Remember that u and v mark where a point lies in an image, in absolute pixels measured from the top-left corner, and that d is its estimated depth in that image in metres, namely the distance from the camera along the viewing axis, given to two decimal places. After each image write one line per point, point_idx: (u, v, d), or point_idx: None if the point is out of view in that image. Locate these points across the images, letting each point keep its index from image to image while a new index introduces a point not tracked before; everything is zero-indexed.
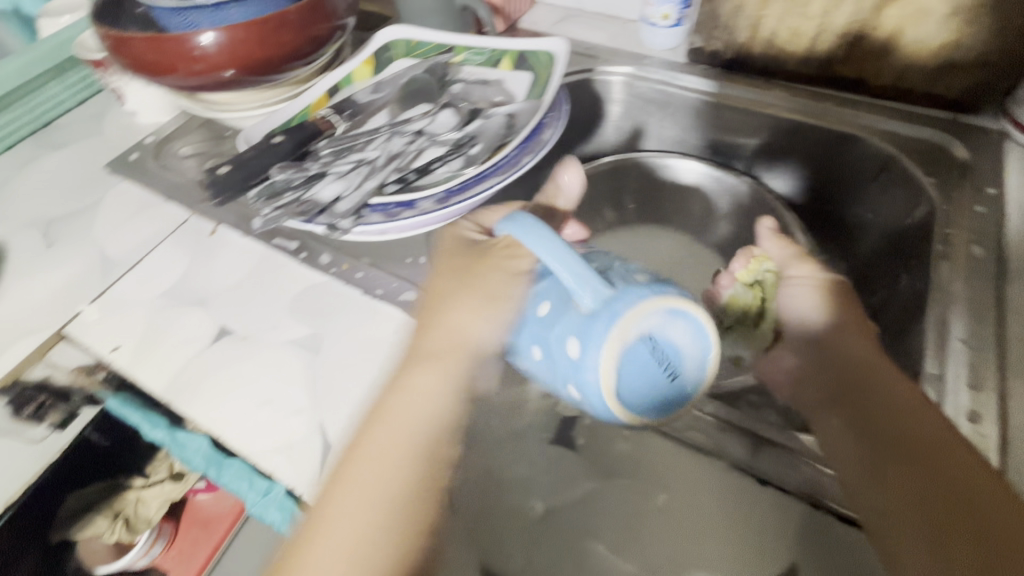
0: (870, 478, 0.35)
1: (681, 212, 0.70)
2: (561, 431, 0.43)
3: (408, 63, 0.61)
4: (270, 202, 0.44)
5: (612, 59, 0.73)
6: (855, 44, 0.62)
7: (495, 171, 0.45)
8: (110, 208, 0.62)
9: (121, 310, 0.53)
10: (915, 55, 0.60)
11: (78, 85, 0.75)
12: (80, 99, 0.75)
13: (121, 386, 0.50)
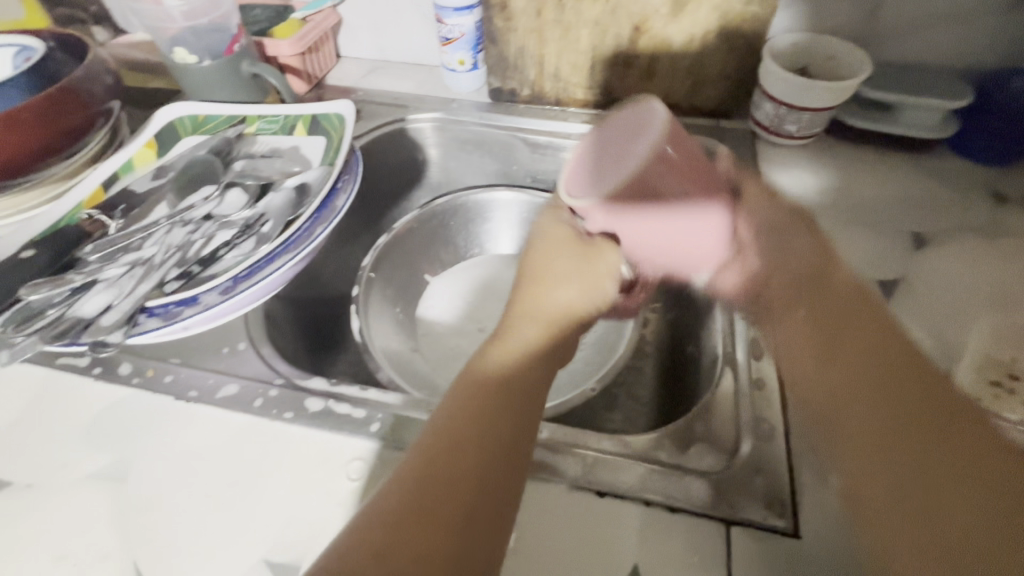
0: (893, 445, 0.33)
1: None
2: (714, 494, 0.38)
3: (197, 142, 0.53)
4: (22, 330, 0.35)
5: (423, 105, 0.70)
6: (625, 49, 0.62)
7: (304, 241, 0.41)
8: (26, 422, 0.43)
9: (65, 502, 0.39)
10: (661, 46, 0.61)
11: None
12: None
13: None
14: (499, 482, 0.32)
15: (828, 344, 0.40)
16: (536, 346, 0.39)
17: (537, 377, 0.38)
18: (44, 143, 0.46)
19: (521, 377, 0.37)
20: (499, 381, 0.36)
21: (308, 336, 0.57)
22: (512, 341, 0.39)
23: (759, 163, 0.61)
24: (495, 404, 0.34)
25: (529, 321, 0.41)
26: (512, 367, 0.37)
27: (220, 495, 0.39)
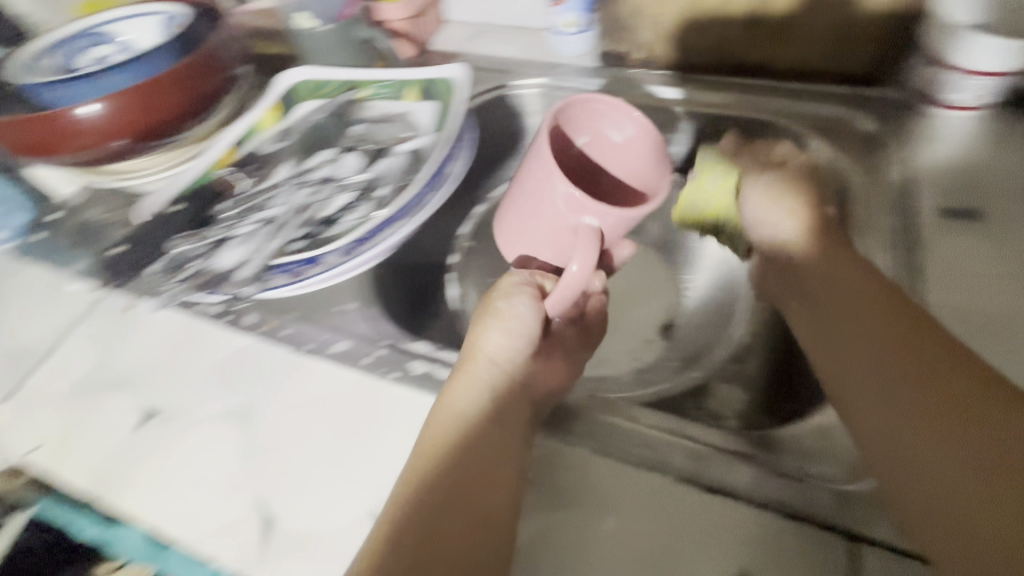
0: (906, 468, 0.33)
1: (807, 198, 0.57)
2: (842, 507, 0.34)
3: (314, 107, 0.54)
4: (172, 278, 0.40)
5: (527, 70, 0.68)
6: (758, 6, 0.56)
7: (418, 207, 0.41)
8: (168, 360, 0.48)
9: (201, 435, 0.43)
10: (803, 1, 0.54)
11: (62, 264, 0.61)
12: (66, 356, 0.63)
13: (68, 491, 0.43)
14: (484, 495, 0.36)
15: (850, 349, 0.38)
16: (476, 424, 0.38)
17: (474, 446, 0.37)
18: (185, 107, 0.49)
19: (469, 445, 0.37)
20: (456, 427, 0.38)
21: (407, 301, 0.59)
22: (444, 415, 0.39)
23: (910, 138, 0.53)
24: (437, 471, 0.36)
25: (468, 395, 0.39)
26: (480, 442, 0.38)
27: (333, 445, 0.42)
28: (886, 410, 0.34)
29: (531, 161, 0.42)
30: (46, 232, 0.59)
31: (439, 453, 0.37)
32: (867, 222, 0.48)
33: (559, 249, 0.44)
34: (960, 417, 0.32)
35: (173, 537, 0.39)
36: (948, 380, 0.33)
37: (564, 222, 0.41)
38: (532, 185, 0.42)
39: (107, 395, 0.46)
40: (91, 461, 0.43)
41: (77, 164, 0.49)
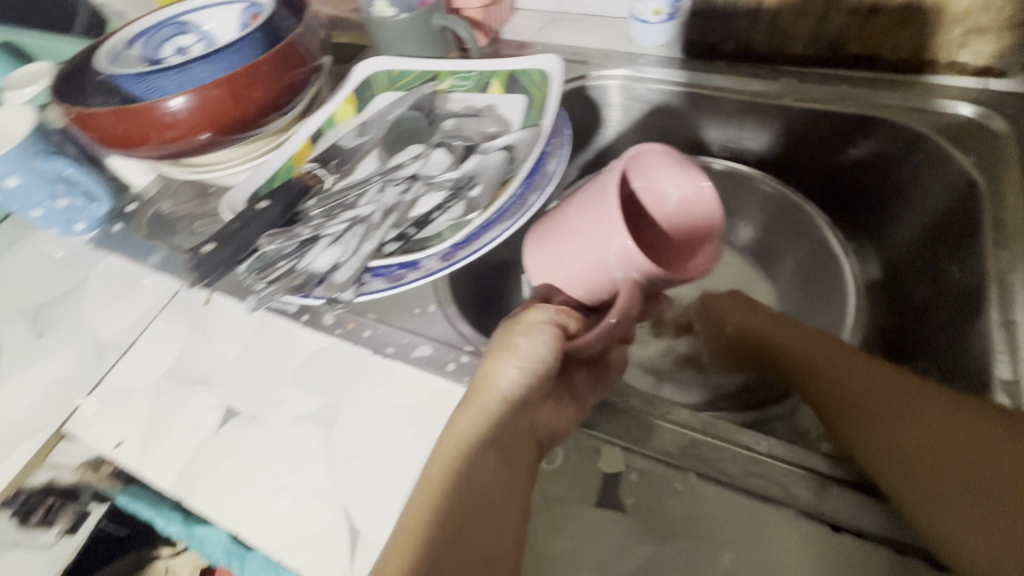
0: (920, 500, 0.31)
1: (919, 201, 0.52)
2: None
3: (393, 99, 0.52)
4: (263, 278, 0.38)
5: (606, 61, 0.64)
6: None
7: (518, 210, 0.38)
8: (248, 359, 0.47)
9: (284, 439, 0.42)
10: None
11: None
12: None
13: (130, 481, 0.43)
14: (472, 536, 0.32)
15: (835, 387, 0.39)
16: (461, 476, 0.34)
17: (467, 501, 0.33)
18: (273, 101, 0.47)
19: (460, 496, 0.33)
20: (451, 458, 0.35)
21: (480, 302, 0.56)
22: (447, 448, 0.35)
23: None
24: (424, 531, 0.32)
25: (473, 427, 0.36)
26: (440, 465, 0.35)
27: (419, 456, 0.40)
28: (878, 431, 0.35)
29: (588, 210, 0.39)
30: (124, 224, 0.59)
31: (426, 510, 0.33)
32: (1006, 231, 0.43)
33: (585, 285, 0.40)
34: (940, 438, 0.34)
35: (260, 542, 0.38)
36: (920, 409, 0.35)
37: (608, 268, 0.39)
38: (584, 228, 0.39)
39: (187, 393, 0.46)
40: (172, 460, 0.43)
41: (158, 158, 0.47)
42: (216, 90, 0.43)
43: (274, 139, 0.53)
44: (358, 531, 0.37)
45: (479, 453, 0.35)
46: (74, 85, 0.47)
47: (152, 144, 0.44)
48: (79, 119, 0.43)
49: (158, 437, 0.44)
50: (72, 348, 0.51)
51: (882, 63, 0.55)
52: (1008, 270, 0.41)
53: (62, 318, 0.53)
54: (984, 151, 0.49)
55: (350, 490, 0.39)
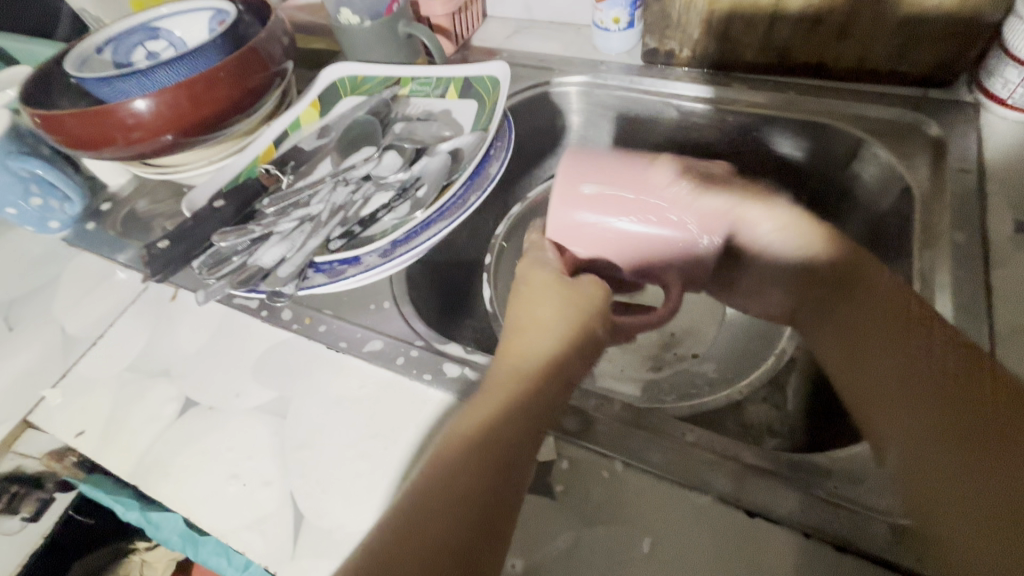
0: (959, 470, 0.32)
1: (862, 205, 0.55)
2: (889, 541, 0.32)
3: (355, 102, 0.54)
4: (214, 272, 0.40)
5: (569, 67, 0.66)
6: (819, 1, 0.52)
7: (457, 209, 0.40)
8: (208, 352, 0.49)
9: (237, 428, 0.44)
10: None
11: None
12: None
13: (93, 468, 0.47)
14: (497, 492, 0.32)
15: (860, 358, 0.39)
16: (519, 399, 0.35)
17: (523, 422, 0.34)
18: (234, 105, 0.49)
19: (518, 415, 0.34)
20: (486, 411, 0.35)
21: (441, 300, 0.58)
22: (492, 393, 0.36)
23: (983, 144, 0.50)
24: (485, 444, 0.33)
25: (514, 373, 0.37)
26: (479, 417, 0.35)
27: (364, 446, 0.42)
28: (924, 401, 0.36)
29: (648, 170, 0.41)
30: (97, 222, 0.61)
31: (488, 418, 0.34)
32: (932, 233, 0.45)
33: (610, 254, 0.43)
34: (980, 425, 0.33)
35: (210, 526, 0.40)
36: (947, 402, 0.34)
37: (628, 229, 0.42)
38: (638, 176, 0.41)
39: (148, 385, 0.48)
40: (131, 447, 0.44)
41: (124, 159, 0.49)
42: (177, 94, 0.45)
43: (239, 142, 0.55)
44: (300, 516, 0.39)
45: (516, 401, 0.35)
46: (43, 90, 0.49)
47: (116, 145, 0.46)
48: (44, 121, 0.45)
49: (117, 426, 0.45)
50: (42, 341, 0.53)
51: (829, 71, 0.57)
52: (932, 270, 0.43)
53: (32, 312, 0.55)
54: (920, 157, 0.51)
55: (296, 477, 0.41)
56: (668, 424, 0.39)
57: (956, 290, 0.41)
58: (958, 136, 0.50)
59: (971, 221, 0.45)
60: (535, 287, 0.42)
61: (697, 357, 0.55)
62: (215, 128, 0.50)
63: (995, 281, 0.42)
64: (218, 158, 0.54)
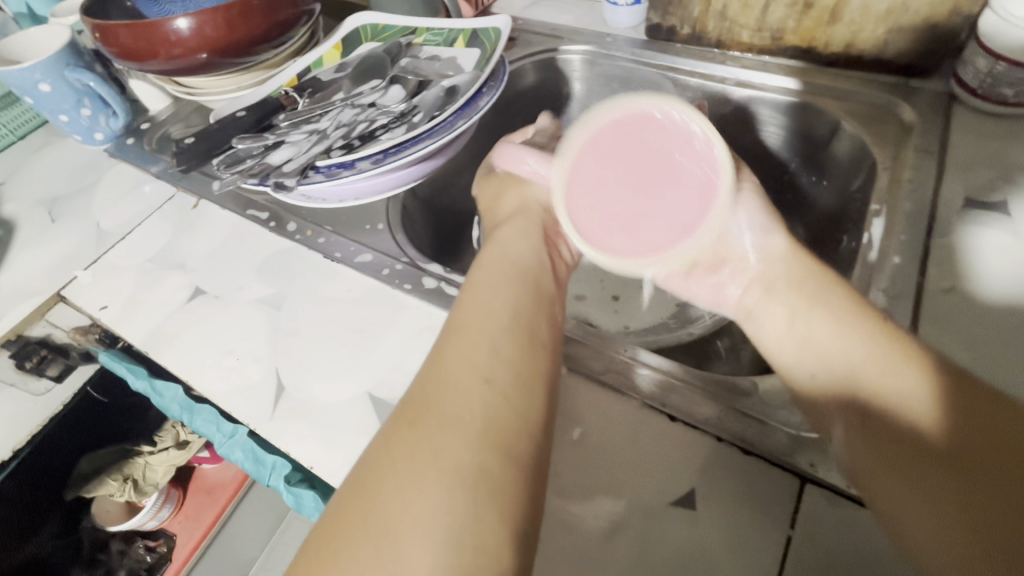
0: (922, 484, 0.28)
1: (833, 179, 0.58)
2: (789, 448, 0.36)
3: (371, 45, 0.59)
4: (229, 168, 0.45)
5: (576, 37, 0.70)
6: None
7: (445, 131, 0.46)
8: (221, 252, 0.55)
9: (238, 315, 0.50)
10: None
11: (20, 121, 0.70)
12: (20, 134, 0.71)
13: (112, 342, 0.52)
14: (408, 491, 0.28)
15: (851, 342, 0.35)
16: (528, 320, 0.36)
17: (540, 348, 0.35)
18: (264, 33, 0.55)
19: (530, 334, 0.35)
20: (433, 403, 0.32)
21: (434, 236, 0.63)
22: (445, 389, 0.32)
23: (950, 131, 0.53)
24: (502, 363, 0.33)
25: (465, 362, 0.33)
26: (425, 404, 0.32)
27: (343, 337, 0.47)
28: (896, 401, 0.31)
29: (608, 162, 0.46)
30: (137, 139, 0.68)
31: (502, 343, 0.34)
32: (887, 203, 0.48)
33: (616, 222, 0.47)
34: (976, 442, 0.28)
35: (205, 391, 0.46)
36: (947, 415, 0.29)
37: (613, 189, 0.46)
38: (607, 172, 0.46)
39: (165, 275, 0.54)
40: (145, 323, 0.51)
41: (164, 74, 0.55)
42: (214, 15, 0.51)
43: (266, 72, 0.61)
44: (283, 388, 0.45)
45: (470, 401, 0.31)
46: (100, 8, 0.55)
47: (159, 59, 0.52)
48: (101, 34, 0.51)
49: (138, 306, 0.52)
50: (79, 233, 0.59)
51: (819, 55, 0.60)
52: (878, 233, 0.46)
53: (72, 210, 0.62)
54: (890, 138, 0.53)
55: (282, 357, 0.46)
56: (612, 342, 0.43)
57: (896, 251, 0.45)
58: (926, 123, 0.53)
59: (923, 196, 0.48)
60: (518, 221, 0.45)
61: (625, 327, 0.59)
62: (245, 53, 0.56)
63: (935, 247, 0.45)
64: (246, 84, 0.60)
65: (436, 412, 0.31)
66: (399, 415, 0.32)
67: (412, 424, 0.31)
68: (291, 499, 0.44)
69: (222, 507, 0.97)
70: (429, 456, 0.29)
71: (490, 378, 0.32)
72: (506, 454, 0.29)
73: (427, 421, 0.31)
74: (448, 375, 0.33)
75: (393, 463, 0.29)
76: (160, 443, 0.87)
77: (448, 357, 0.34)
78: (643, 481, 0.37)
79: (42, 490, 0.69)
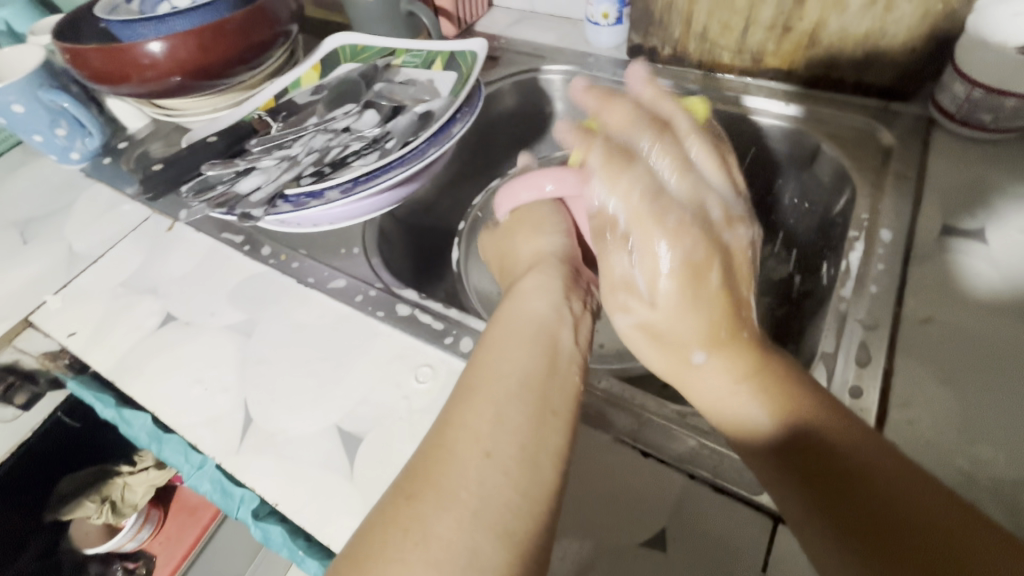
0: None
1: (815, 201, 0.57)
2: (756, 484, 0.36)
3: (349, 67, 0.59)
4: (199, 195, 0.45)
5: (558, 56, 0.70)
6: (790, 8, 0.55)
7: (417, 158, 0.45)
8: (195, 277, 0.54)
9: (208, 342, 0.49)
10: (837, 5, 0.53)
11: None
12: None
13: (82, 369, 0.51)
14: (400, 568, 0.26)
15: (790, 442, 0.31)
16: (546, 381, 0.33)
17: (559, 414, 0.32)
18: (239, 55, 0.55)
19: (545, 398, 0.32)
20: (449, 455, 0.29)
21: (414, 258, 0.63)
22: (479, 434, 0.30)
23: (929, 155, 0.53)
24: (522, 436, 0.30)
25: (488, 406, 0.31)
26: (447, 460, 0.29)
27: (314, 365, 0.46)
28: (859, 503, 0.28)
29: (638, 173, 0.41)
30: (114, 158, 0.67)
31: (527, 411, 0.31)
32: (864, 230, 0.48)
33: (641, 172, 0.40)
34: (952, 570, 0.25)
35: (173, 421, 0.45)
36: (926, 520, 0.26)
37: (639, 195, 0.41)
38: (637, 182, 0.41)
39: (138, 300, 0.53)
40: (114, 349, 0.50)
41: (138, 96, 0.55)
42: (187, 38, 0.50)
43: (242, 93, 0.60)
44: (251, 421, 0.44)
45: (502, 455, 0.29)
46: (73, 30, 0.54)
47: (131, 82, 0.52)
48: (72, 56, 0.50)
49: (109, 332, 0.51)
50: (52, 254, 0.59)
51: (799, 78, 0.60)
52: (857, 261, 0.46)
53: (45, 230, 0.61)
54: (870, 162, 0.53)
55: (251, 387, 0.45)
56: (585, 372, 0.43)
57: (873, 280, 0.44)
58: (904, 146, 0.53)
59: (902, 223, 0.48)
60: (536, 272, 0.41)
61: (601, 346, 0.59)
62: (220, 75, 0.55)
63: (912, 275, 0.45)
64: (222, 106, 0.60)
65: (462, 474, 0.28)
66: (398, 488, 0.29)
67: (413, 516, 0.27)
68: (257, 534, 0.43)
69: (204, 526, 0.96)
70: (431, 547, 0.26)
71: (512, 427, 0.30)
72: (520, 542, 0.27)
73: (419, 495, 0.28)
74: (466, 425, 0.30)
75: (404, 535, 0.27)
76: (140, 463, 0.85)
77: (468, 425, 0.30)
78: (613, 520, 0.36)
79: (16, 515, 0.68)
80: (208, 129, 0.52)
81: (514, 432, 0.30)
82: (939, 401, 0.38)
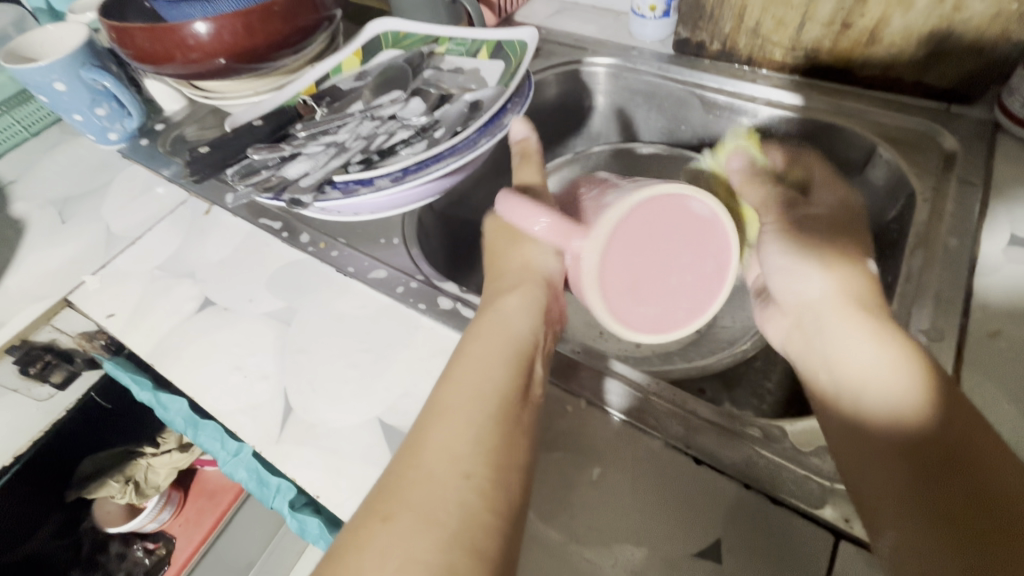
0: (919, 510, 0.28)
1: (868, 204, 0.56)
2: (816, 497, 0.34)
3: (393, 54, 0.58)
4: (245, 179, 0.44)
5: (601, 48, 0.69)
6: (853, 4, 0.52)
7: (467, 149, 0.44)
8: (232, 264, 0.53)
9: (247, 330, 0.48)
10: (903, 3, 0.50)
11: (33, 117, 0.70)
12: (35, 132, 0.70)
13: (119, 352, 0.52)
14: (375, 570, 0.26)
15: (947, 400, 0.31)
16: (514, 402, 0.33)
17: (521, 428, 0.33)
18: (284, 38, 0.54)
19: (518, 444, 0.32)
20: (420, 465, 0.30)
21: (449, 249, 0.62)
22: (447, 447, 0.31)
23: (992, 161, 0.51)
24: (495, 446, 0.31)
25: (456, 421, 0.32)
26: (416, 474, 0.30)
27: (354, 357, 0.45)
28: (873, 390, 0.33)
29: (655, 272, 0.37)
30: (151, 139, 0.67)
31: (491, 422, 0.32)
32: (926, 236, 0.46)
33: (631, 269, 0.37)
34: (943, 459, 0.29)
35: (211, 407, 0.45)
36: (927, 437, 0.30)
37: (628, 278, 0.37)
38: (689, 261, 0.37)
39: (174, 284, 0.52)
40: (152, 332, 0.50)
41: (181, 77, 0.54)
42: (232, 18, 0.49)
43: (284, 78, 0.59)
44: (293, 412, 0.43)
45: (472, 467, 0.30)
46: (118, 9, 0.54)
47: (176, 63, 0.51)
48: (118, 34, 0.50)
49: (146, 316, 0.51)
50: (89, 235, 0.58)
51: (853, 77, 0.58)
52: (918, 271, 0.43)
53: (82, 210, 0.61)
54: (930, 167, 0.51)
55: (291, 377, 0.45)
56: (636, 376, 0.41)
57: (938, 289, 0.42)
58: (967, 152, 0.51)
59: (966, 229, 0.46)
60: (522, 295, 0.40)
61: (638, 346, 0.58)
62: (264, 58, 0.54)
63: (977, 287, 0.43)
64: (264, 90, 0.59)
65: (437, 479, 0.29)
66: (368, 510, 0.29)
67: (384, 517, 0.28)
68: (293, 525, 0.43)
69: (223, 511, 0.96)
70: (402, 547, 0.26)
71: (473, 438, 0.31)
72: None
73: (396, 515, 0.28)
74: (432, 442, 0.31)
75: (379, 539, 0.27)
76: (162, 445, 0.86)
77: (433, 437, 0.31)
78: (665, 527, 0.35)
79: (43, 492, 0.68)
80: (251, 112, 0.51)
81: (477, 437, 0.31)
82: (1008, 417, 0.37)
